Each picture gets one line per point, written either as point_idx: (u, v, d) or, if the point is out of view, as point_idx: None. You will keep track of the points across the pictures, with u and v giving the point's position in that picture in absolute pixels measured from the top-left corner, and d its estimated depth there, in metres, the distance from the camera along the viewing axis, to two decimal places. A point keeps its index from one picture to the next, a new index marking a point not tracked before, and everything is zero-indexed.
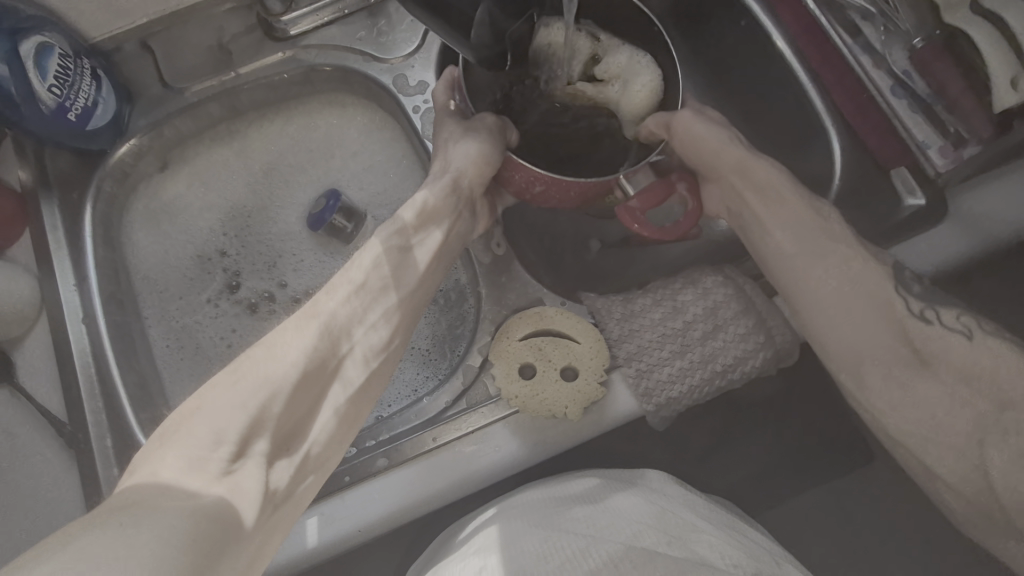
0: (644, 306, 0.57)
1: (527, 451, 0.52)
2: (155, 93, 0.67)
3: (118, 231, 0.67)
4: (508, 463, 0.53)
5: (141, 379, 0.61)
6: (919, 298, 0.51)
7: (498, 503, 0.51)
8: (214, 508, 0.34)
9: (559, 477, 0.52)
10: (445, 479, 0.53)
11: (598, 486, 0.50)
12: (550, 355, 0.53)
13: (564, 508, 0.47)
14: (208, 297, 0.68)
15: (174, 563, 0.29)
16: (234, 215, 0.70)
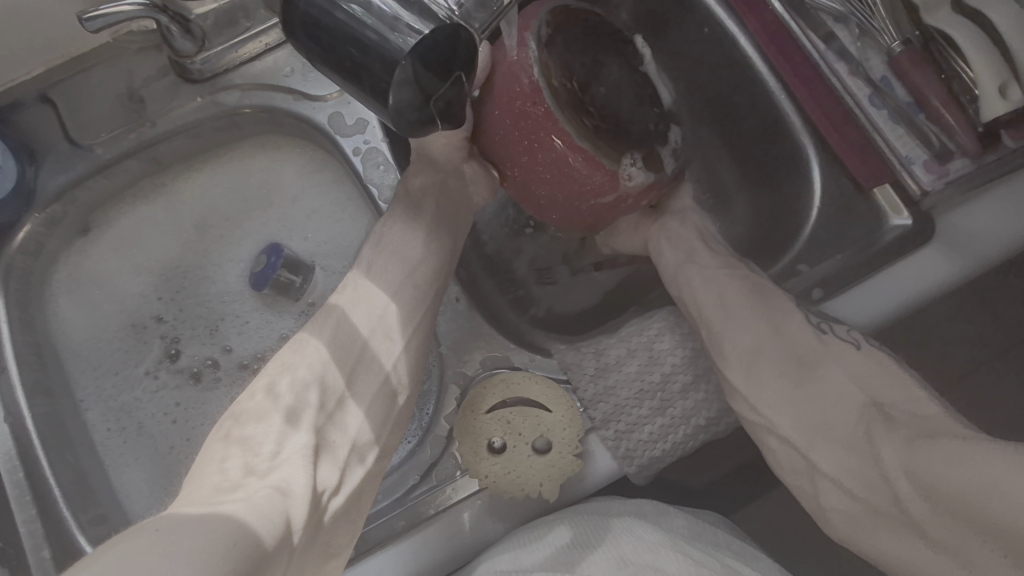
0: (619, 359, 0.53)
1: (504, 529, 0.48)
2: (61, 152, 0.59)
3: (38, 309, 0.60)
4: (485, 543, 0.48)
5: (79, 474, 0.56)
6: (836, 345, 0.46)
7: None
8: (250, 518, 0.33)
9: (525, 532, 0.46)
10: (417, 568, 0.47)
11: (569, 541, 0.45)
12: (517, 429, 0.50)
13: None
14: (146, 370, 0.61)
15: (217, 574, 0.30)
16: (168, 277, 0.63)
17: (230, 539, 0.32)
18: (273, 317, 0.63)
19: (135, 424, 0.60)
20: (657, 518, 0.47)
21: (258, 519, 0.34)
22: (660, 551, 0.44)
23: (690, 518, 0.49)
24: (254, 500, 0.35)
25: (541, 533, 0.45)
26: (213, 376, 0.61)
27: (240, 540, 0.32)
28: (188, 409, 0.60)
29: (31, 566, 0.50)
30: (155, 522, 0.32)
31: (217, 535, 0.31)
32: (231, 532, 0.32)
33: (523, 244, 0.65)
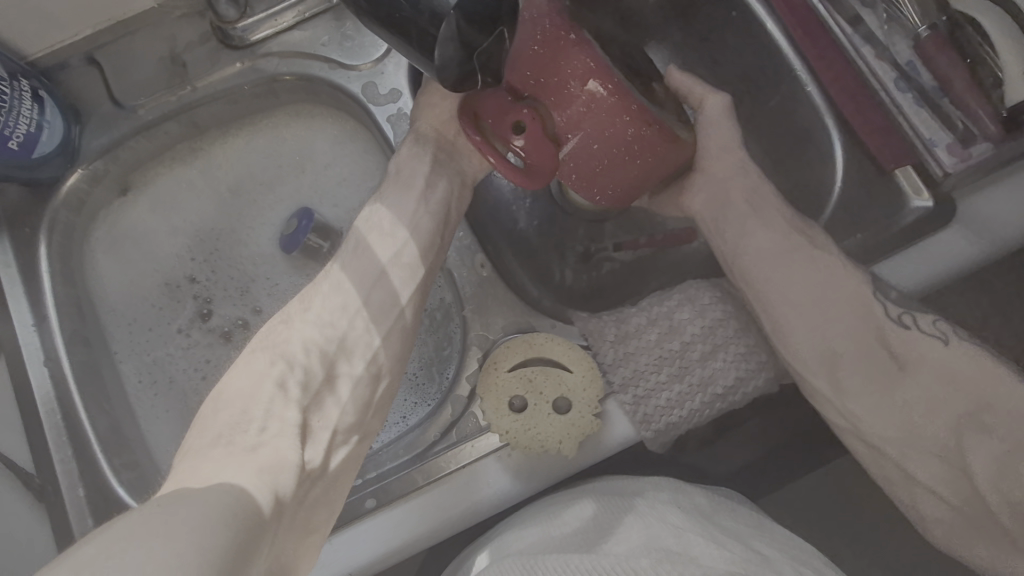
0: (628, 322, 0.54)
1: (522, 486, 0.50)
2: (105, 112, 0.61)
3: (78, 263, 0.62)
4: (503, 499, 0.50)
5: (112, 421, 0.57)
6: (897, 303, 0.49)
7: (490, 545, 0.47)
8: (246, 506, 0.33)
9: (550, 506, 0.48)
10: (438, 518, 0.49)
11: (593, 514, 0.46)
12: (541, 385, 0.52)
13: (552, 546, 0.43)
14: (178, 326, 0.63)
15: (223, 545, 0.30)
16: (202, 239, 0.66)
17: (229, 510, 0.32)
18: (302, 280, 0.65)
19: (166, 377, 0.62)
20: (681, 492, 0.49)
21: (261, 493, 0.34)
22: (681, 521, 0.45)
23: (707, 495, 0.50)
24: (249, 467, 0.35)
25: (568, 508, 0.47)
26: (242, 335, 0.63)
27: (244, 516, 0.32)
28: (215, 364, 0.63)
29: (66, 502, 0.52)
30: (154, 501, 0.32)
31: (224, 510, 0.32)
32: (231, 506, 0.32)
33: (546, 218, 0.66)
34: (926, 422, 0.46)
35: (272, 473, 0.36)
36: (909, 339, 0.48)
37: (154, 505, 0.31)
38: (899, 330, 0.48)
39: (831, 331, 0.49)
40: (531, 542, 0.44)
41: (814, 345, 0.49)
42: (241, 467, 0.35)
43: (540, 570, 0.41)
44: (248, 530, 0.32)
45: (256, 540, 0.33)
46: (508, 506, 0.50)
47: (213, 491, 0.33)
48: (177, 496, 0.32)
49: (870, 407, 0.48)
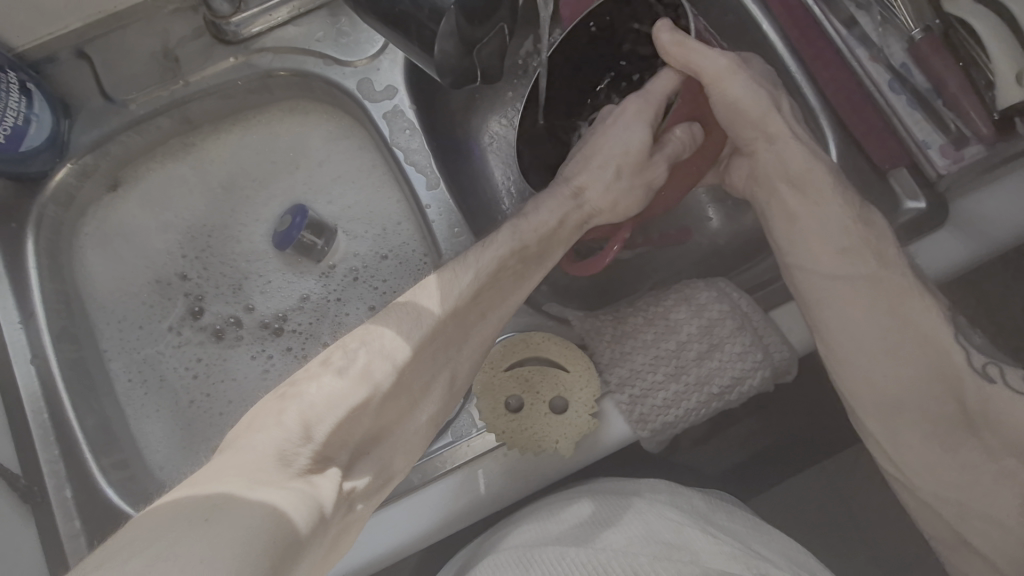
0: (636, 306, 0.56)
1: (518, 487, 0.49)
2: (95, 107, 0.60)
3: (67, 259, 0.61)
4: (500, 500, 0.49)
5: (101, 421, 0.56)
6: (980, 351, 0.48)
7: (487, 546, 0.46)
8: (283, 524, 0.31)
9: (547, 506, 0.47)
10: (434, 519, 0.49)
11: (592, 512, 0.46)
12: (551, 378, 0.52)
13: (553, 542, 0.43)
14: (168, 324, 0.62)
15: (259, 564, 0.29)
16: (194, 235, 0.65)
17: (265, 531, 0.30)
18: (296, 277, 0.64)
19: (156, 375, 0.61)
20: (678, 493, 0.49)
21: (297, 510, 0.33)
22: (679, 517, 0.45)
23: (704, 497, 0.50)
24: (291, 488, 0.34)
25: (565, 507, 0.47)
26: (235, 333, 0.62)
27: (281, 535, 0.31)
28: (207, 362, 0.62)
29: (53, 504, 0.51)
30: (196, 513, 0.30)
31: (261, 530, 0.30)
32: (268, 526, 0.31)
33: None
34: (984, 482, 0.48)
35: (310, 494, 0.34)
36: (990, 394, 0.47)
37: (196, 518, 0.30)
38: (982, 385, 0.47)
39: (894, 381, 0.49)
40: (530, 539, 0.44)
41: (881, 400, 0.49)
42: (277, 484, 0.33)
43: (537, 564, 0.41)
44: (285, 547, 0.31)
45: (292, 558, 0.31)
46: (504, 507, 0.50)
47: (253, 504, 0.31)
48: (212, 510, 0.30)
49: (927, 460, 0.49)
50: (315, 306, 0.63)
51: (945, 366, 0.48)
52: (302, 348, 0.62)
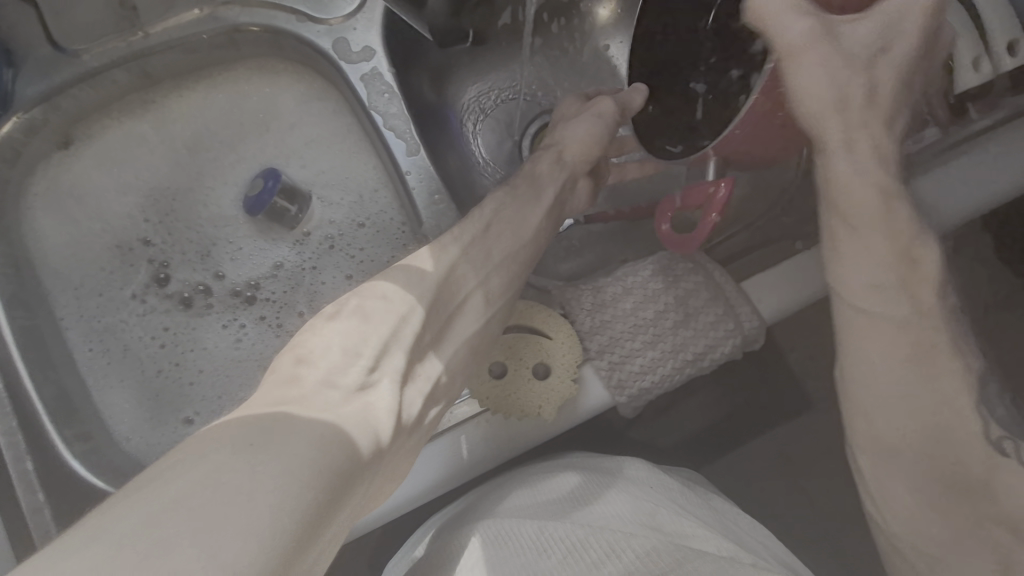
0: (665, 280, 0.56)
1: (499, 451, 0.50)
2: (43, 56, 0.55)
3: (15, 221, 0.57)
4: (481, 464, 0.50)
5: (60, 392, 0.53)
6: (1001, 424, 0.41)
7: (472, 510, 0.47)
8: (340, 441, 0.33)
9: (534, 476, 0.49)
10: (415, 484, 0.49)
11: (580, 484, 0.48)
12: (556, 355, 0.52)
13: (550, 515, 0.44)
14: (132, 292, 0.60)
15: (315, 484, 0.30)
16: (157, 199, 0.61)
17: (330, 445, 0.32)
18: (268, 245, 0.62)
19: (119, 345, 0.59)
20: (658, 472, 0.51)
21: (361, 435, 0.35)
22: (663, 500, 0.47)
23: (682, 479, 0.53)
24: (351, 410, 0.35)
25: (552, 476, 0.48)
26: (204, 302, 0.60)
27: (340, 457, 0.32)
28: (174, 332, 0.60)
29: (12, 478, 0.49)
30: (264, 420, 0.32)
31: (322, 440, 0.32)
32: (330, 438, 0.33)
33: None
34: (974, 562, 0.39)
35: (364, 420, 0.36)
36: (998, 466, 0.40)
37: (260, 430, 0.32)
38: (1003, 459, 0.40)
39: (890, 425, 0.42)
40: (523, 508, 0.45)
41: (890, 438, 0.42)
42: (330, 407, 0.35)
43: (532, 540, 0.42)
44: (346, 464, 0.33)
45: (355, 477, 0.33)
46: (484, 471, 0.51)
47: (312, 420, 0.33)
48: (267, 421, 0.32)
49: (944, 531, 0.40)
50: (289, 274, 0.61)
51: (960, 421, 0.41)
52: (275, 317, 0.60)
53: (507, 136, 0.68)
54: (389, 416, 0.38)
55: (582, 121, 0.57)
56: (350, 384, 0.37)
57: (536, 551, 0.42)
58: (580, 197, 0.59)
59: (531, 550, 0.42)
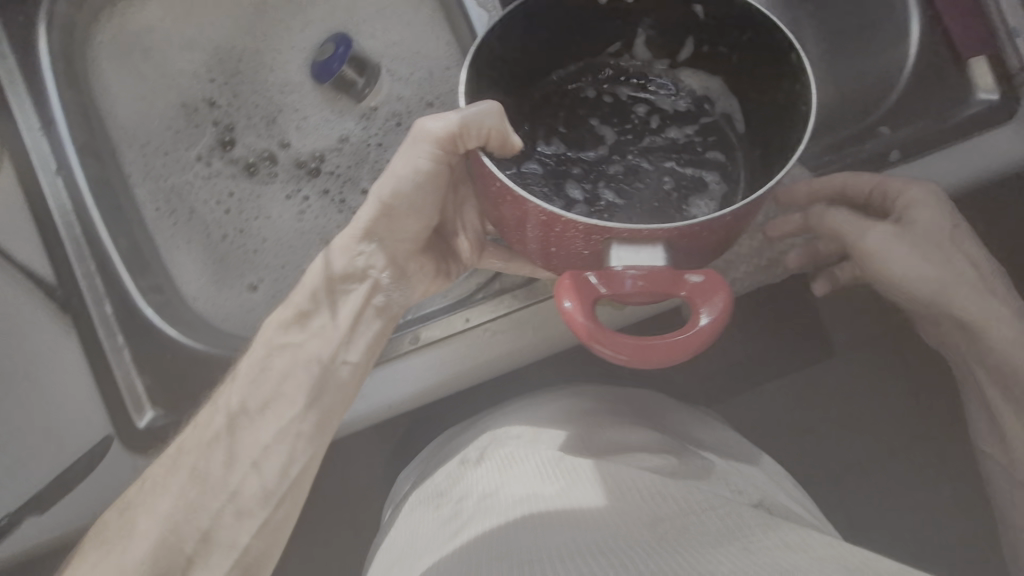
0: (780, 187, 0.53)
1: (562, 336, 0.49)
2: None
3: (85, 69, 0.56)
4: (541, 347, 0.49)
5: (132, 243, 0.54)
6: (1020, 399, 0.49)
7: (555, 411, 0.48)
8: (248, 499, 0.44)
9: (618, 421, 0.48)
10: (474, 361, 0.48)
11: (658, 444, 0.46)
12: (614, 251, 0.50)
13: (621, 453, 0.43)
14: (197, 154, 0.59)
15: (163, 547, 0.41)
16: (223, 58, 0.60)
17: (167, 515, 0.42)
18: (333, 116, 0.60)
19: (185, 207, 0.58)
20: (746, 466, 0.47)
21: (276, 475, 0.45)
22: (740, 486, 0.43)
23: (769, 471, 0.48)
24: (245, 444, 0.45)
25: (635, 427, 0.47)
26: (268, 169, 0.59)
27: (264, 526, 0.44)
28: (239, 198, 0.59)
29: (93, 317, 0.51)
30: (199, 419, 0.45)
31: (176, 510, 0.42)
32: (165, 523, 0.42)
33: None
34: None
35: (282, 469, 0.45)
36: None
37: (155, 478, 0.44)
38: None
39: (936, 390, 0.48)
40: (600, 439, 0.45)
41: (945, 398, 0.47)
42: (264, 453, 0.45)
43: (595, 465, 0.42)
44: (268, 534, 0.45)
45: (278, 524, 0.45)
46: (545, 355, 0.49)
47: (220, 501, 0.43)
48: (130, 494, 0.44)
49: None
50: (354, 148, 0.60)
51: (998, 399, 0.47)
52: (339, 191, 0.59)
53: None
54: (280, 456, 0.45)
55: (418, 180, 0.43)
56: (270, 438, 0.45)
57: (590, 471, 0.41)
58: (421, 280, 0.50)
59: (585, 468, 0.41)
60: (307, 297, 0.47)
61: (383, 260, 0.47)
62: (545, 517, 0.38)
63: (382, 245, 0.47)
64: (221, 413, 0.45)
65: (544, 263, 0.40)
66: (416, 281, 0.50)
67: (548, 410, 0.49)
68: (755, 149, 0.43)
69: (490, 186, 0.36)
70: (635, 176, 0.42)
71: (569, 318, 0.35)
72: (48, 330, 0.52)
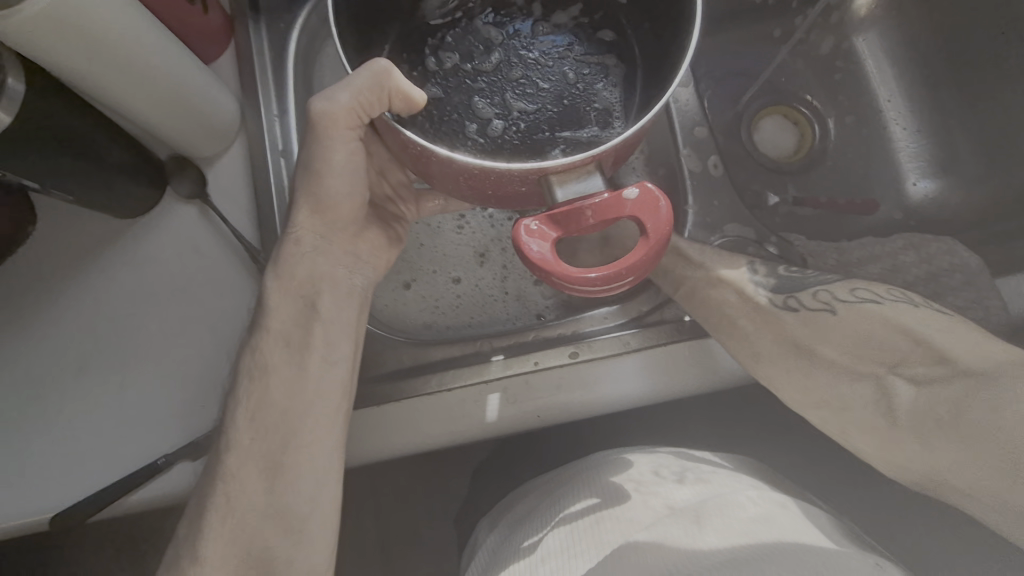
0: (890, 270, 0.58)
1: (709, 378, 0.53)
2: None
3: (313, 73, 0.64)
4: (685, 385, 0.53)
5: None
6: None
7: (682, 458, 0.49)
8: (239, 469, 0.47)
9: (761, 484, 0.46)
10: (628, 386, 0.53)
11: (812, 516, 0.43)
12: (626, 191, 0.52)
13: (778, 515, 0.41)
14: None
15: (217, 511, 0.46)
16: None
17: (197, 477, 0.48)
18: None
19: None
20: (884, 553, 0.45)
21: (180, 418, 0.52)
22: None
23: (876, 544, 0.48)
24: (235, 444, 0.47)
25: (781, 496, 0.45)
26: None
27: (246, 482, 0.47)
28: None
29: None
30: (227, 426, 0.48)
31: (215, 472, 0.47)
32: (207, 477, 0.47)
33: (741, 158, 0.72)
34: None
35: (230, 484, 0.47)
36: None
37: (248, 459, 0.47)
38: None
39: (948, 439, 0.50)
40: (754, 497, 0.42)
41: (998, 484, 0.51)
42: (243, 427, 0.47)
43: (742, 516, 0.40)
44: (240, 487, 0.47)
45: (242, 483, 0.47)
46: (689, 393, 0.54)
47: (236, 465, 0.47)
48: (238, 458, 0.47)
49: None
50: None
51: None
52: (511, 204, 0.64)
53: (730, 107, 0.74)
54: (286, 436, 0.47)
55: (352, 165, 0.47)
56: (249, 385, 0.48)
57: (747, 526, 0.39)
58: (373, 257, 0.54)
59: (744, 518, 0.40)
60: (308, 275, 0.49)
61: (334, 260, 0.51)
62: (788, 544, 0.37)
63: (325, 244, 0.50)
64: (250, 368, 0.48)
65: (495, 204, 0.43)
66: (374, 258, 0.54)
67: (727, 467, 0.49)
68: (643, 52, 0.47)
69: (417, 151, 0.39)
70: (502, 108, 0.46)
71: (535, 262, 0.38)
72: (237, 289, 0.56)
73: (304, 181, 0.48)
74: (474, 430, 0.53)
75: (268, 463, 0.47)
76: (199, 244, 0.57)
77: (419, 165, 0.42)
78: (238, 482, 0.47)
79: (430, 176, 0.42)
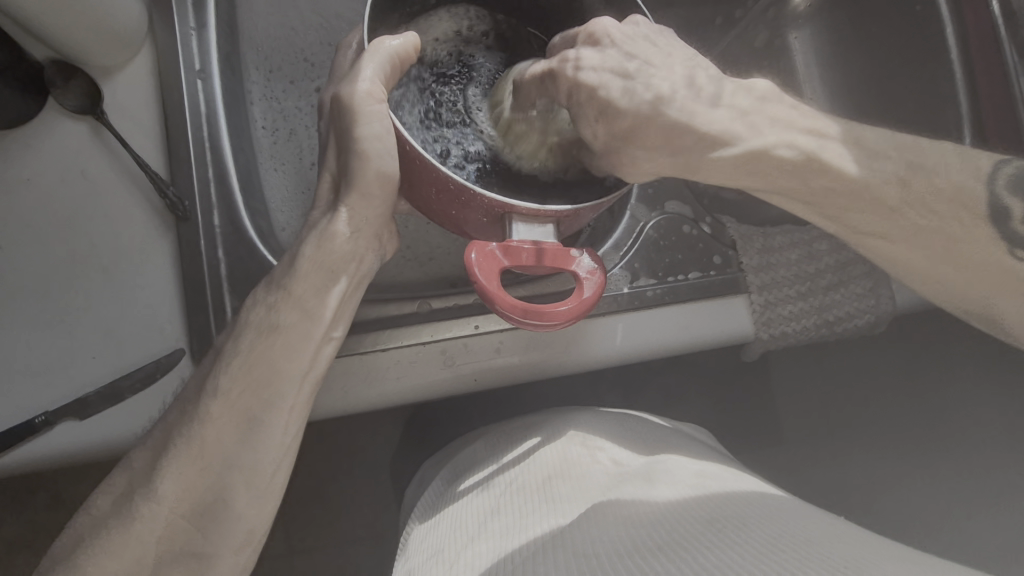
0: (806, 256, 0.62)
1: (638, 348, 0.56)
2: None
3: None
4: (615, 354, 0.55)
5: (246, 165, 0.53)
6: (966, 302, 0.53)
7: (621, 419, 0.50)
8: (213, 420, 0.40)
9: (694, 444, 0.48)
10: (561, 353, 0.54)
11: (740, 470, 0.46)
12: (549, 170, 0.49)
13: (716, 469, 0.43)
14: (316, 85, 0.60)
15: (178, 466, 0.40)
16: (372, 12, 0.61)
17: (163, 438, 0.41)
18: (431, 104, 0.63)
19: (289, 130, 0.58)
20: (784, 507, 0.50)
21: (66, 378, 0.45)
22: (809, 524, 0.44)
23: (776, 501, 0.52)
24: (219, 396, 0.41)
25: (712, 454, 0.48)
26: None
27: (215, 440, 0.40)
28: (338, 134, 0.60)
29: (196, 225, 0.48)
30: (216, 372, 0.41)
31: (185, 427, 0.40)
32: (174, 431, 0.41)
33: None
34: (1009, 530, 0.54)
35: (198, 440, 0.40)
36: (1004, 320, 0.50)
37: (228, 409, 0.41)
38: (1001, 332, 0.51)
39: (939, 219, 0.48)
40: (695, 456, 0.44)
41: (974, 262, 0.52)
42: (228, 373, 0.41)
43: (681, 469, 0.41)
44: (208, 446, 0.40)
45: (206, 442, 0.40)
46: (618, 361, 0.56)
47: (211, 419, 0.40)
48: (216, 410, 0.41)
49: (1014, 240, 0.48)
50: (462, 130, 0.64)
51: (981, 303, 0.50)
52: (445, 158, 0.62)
53: None
54: (273, 395, 0.42)
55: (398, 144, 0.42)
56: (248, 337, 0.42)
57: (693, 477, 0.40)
58: (391, 245, 0.48)
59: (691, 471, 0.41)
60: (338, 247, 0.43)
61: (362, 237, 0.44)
62: (734, 496, 0.39)
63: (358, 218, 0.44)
64: (262, 322, 0.42)
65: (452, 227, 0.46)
66: (388, 244, 0.48)
67: (659, 426, 0.51)
68: None
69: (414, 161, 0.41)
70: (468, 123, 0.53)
71: (483, 288, 0.39)
72: (137, 226, 0.48)
73: (353, 173, 0.42)
74: (404, 391, 0.51)
75: (248, 411, 0.41)
76: (89, 170, 0.48)
77: (411, 182, 0.44)
78: (218, 420, 0.40)
79: (414, 190, 0.44)
